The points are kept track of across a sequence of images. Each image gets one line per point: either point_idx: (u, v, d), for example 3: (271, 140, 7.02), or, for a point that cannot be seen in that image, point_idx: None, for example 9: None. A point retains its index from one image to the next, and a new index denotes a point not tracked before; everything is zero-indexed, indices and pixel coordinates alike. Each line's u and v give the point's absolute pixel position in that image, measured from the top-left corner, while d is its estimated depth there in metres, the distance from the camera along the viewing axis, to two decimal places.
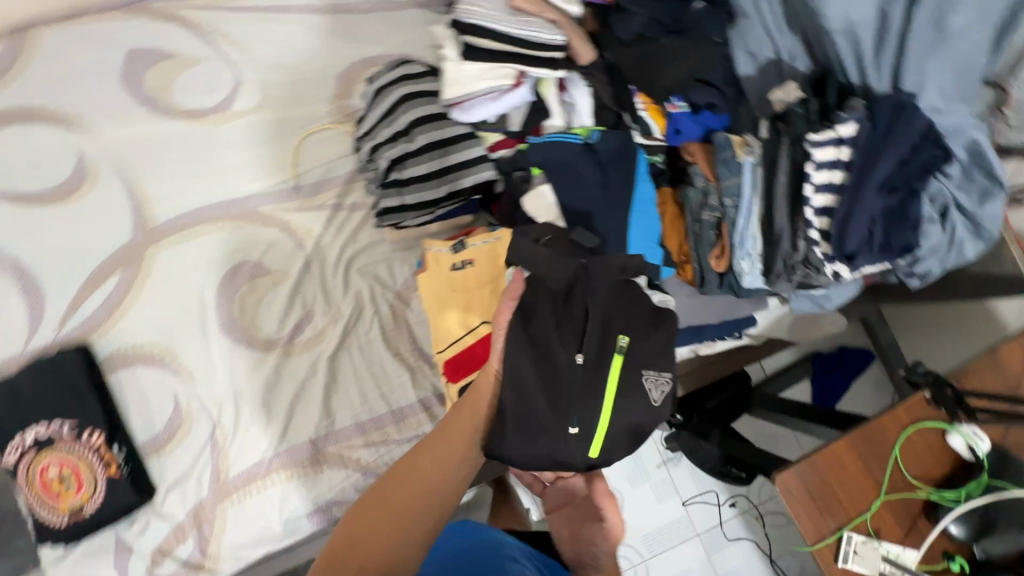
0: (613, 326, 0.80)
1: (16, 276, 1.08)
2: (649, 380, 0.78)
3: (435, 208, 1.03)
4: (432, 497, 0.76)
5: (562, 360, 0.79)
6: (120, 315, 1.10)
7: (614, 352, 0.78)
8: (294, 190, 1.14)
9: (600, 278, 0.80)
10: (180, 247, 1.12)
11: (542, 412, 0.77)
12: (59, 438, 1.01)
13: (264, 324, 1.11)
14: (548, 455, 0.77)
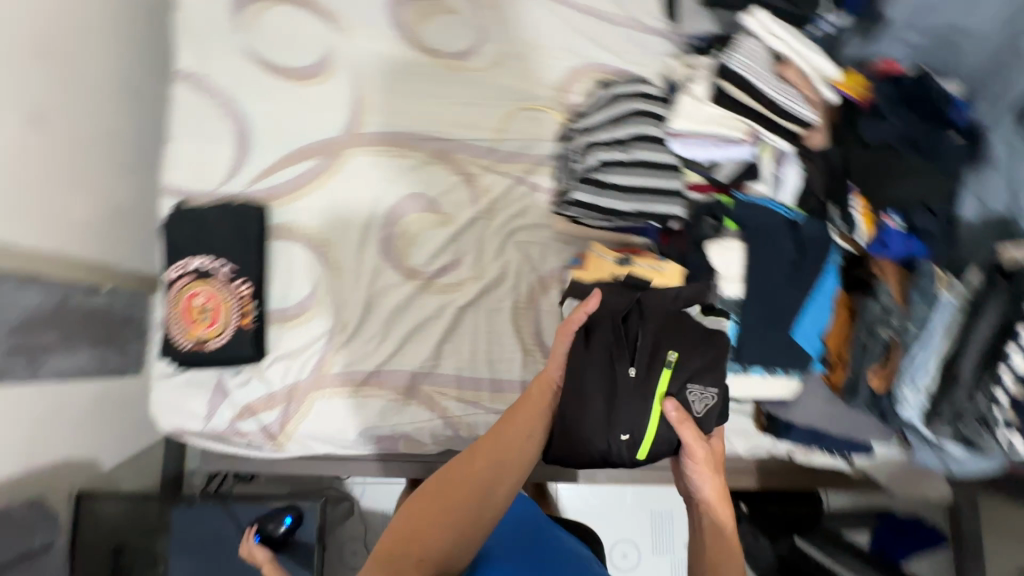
0: (660, 343, 0.82)
1: (236, 127, 1.20)
2: (695, 393, 0.80)
3: (615, 218, 1.06)
4: (471, 509, 0.70)
5: (616, 378, 0.80)
6: (301, 195, 1.19)
7: (663, 367, 0.80)
8: (489, 151, 1.22)
9: (656, 310, 0.87)
10: (374, 159, 1.21)
11: (595, 419, 0.79)
12: (217, 275, 1.12)
13: (415, 255, 1.18)
14: (599, 456, 0.79)
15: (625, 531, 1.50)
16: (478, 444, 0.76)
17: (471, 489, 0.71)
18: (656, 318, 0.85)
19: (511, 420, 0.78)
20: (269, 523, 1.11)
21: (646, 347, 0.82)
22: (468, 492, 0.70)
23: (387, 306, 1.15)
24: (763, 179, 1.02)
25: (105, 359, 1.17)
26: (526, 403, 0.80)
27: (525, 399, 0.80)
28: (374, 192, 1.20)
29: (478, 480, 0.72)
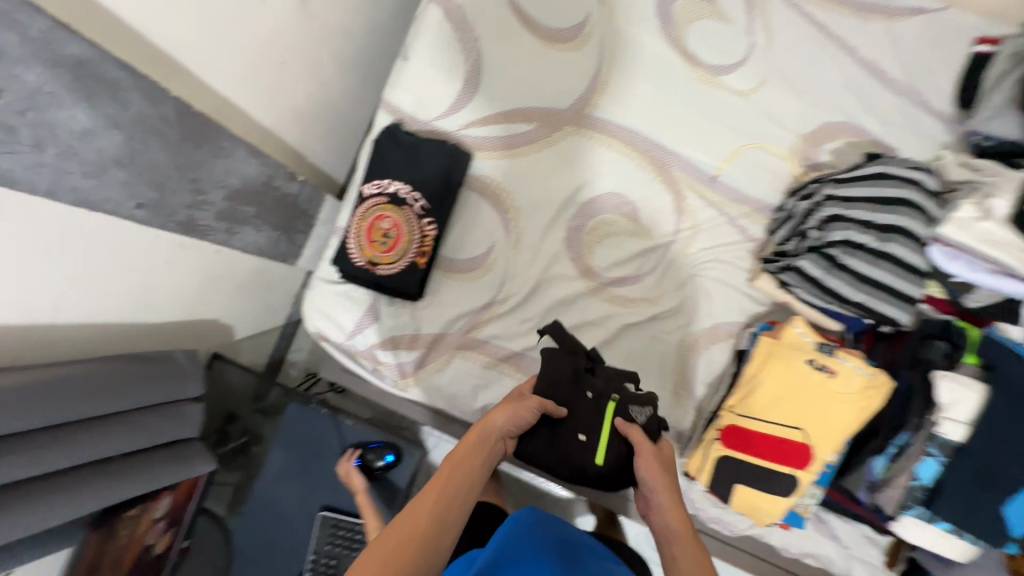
0: (610, 381, 0.98)
1: (468, 63, 1.15)
2: (636, 411, 0.94)
3: (834, 301, 0.96)
4: (423, 548, 0.66)
5: (578, 402, 0.95)
6: (507, 154, 1.16)
7: (609, 399, 0.95)
8: (710, 178, 1.13)
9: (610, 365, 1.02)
10: (591, 145, 1.15)
11: (552, 425, 0.95)
12: (409, 207, 1.10)
13: (598, 256, 1.14)
14: (560, 456, 0.94)
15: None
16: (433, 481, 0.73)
17: (434, 526, 0.68)
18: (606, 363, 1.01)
19: (461, 452, 0.78)
20: (370, 452, 1.13)
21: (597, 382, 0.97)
22: (429, 535, 0.67)
23: (551, 294, 1.14)
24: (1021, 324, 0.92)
25: (276, 243, 1.20)
26: (473, 443, 0.79)
27: (475, 438, 0.80)
28: (577, 177, 1.15)
29: (437, 517, 0.69)
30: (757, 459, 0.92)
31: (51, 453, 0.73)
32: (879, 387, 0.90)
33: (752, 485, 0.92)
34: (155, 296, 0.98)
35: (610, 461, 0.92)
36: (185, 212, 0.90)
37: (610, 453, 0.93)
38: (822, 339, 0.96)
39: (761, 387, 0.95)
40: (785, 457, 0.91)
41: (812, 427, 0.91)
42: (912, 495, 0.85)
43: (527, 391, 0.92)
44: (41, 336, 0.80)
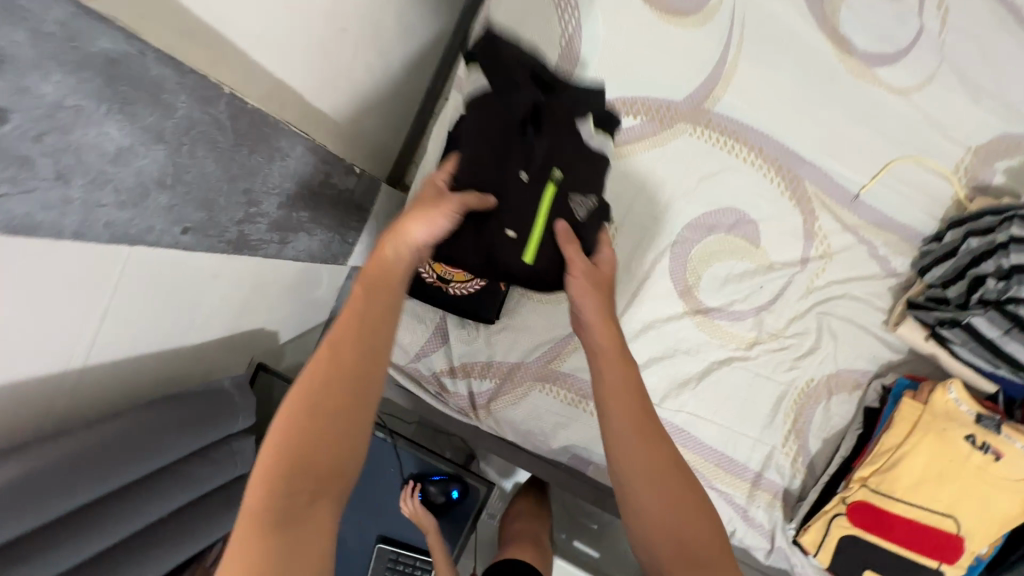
0: (553, 154, 0.70)
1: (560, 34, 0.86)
2: (575, 201, 0.71)
3: (1006, 366, 0.82)
4: (339, 423, 0.54)
5: (504, 185, 0.68)
6: (609, 154, 0.97)
7: (548, 179, 0.68)
8: (850, 197, 0.93)
9: (556, 115, 0.71)
10: (708, 147, 0.95)
11: (474, 224, 0.69)
12: None
13: (706, 283, 0.96)
14: (483, 253, 0.70)
15: None
16: (333, 336, 0.56)
17: (341, 399, 0.54)
18: (561, 130, 0.71)
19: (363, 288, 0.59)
20: (433, 485, 1.02)
21: (535, 157, 0.69)
22: (344, 397, 0.54)
23: (645, 323, 0.97)
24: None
25: (329, 245, 1.04)
26: (377, 270, 0.60)
27: (374, 269, 0.60)
28: (687, 185, 0.96)
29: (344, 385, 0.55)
30: (892, 545, 0.81)
31: (61, 544, 0.61)
32: None
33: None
34: (197, 316, 0.84)
35: (543, 262, 0.68)
36: (236, 228, 0.74)
37: (542, 256, 0.68)
38: (983, 409, 0.81)
39: (906, 466, 0.81)
40: (928, 548, 0.80)
41: (967, 518, 0.79)
42: None
43: (437, 186, 0.65)
44: (70, 395, 0.67)
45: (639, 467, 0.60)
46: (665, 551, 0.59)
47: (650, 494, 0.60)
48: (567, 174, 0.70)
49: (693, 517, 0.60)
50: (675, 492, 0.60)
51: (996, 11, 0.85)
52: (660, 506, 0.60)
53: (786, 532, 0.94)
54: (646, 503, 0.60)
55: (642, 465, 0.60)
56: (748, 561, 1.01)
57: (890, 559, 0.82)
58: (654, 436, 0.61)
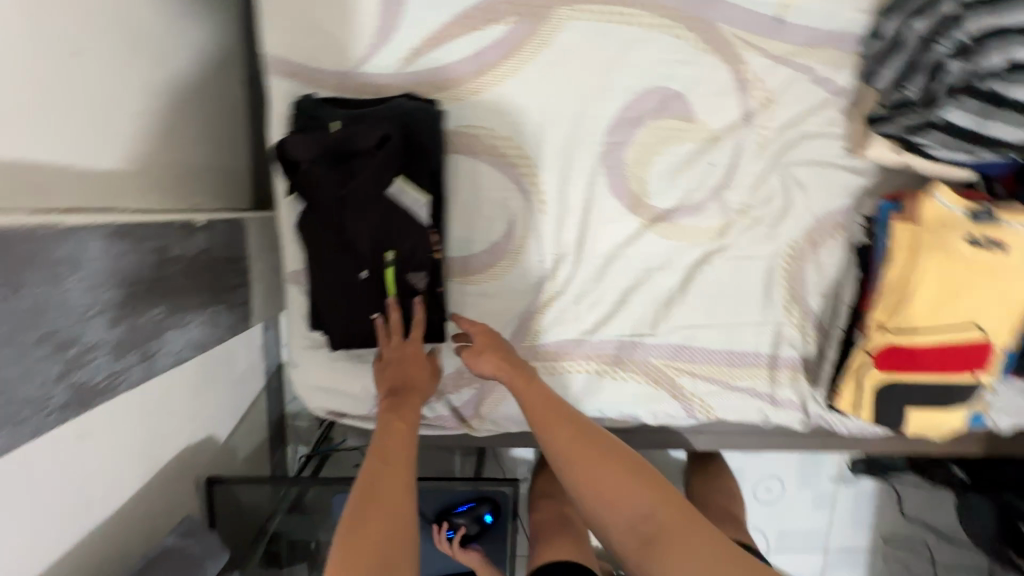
0: (378, 241, 0.73)
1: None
2: (412, 277, 0.75)
3: (988, 150, 0.74)
4: (382, 527, 0.58)
5: (347, 281, 0.75)
6: (492, 79, 0.78)
7: (384, 266, 0.74)
8: (771, 22, 0.79)
9: (364, 192, 0.71)
10: (596, 27, 0.77)
11: (341, 320, 0.77)
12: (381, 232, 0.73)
13: (653, 183, 0.83)
14: (358, 342, 0.78)
15: (767, 473, 1.42)
16: (377, 454, 0.64)
17: (392, 498, 0.61)
18: (375, 208, 0.72)
19: (405, 415, 0.69)
20: (461, 516, 0.94)
21: (362, 254, 0.73)
22: (380, 504, 0.60)
23: (606, 254, 0.85)
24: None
25: (217, 321, 0.83)
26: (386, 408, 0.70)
27: (406, 404, 0.71)
28: (593, 81, 0.79)
29: (386, 488, 0.61)
30: (922, 376, 0.78)
31: None
32: None
33: (926, 406, 0.79)
34: (91, 487, 0.66)
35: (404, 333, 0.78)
36: (61, 384, 0.53)
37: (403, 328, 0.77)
38: (972, 205, 0.75)
39: (920, 295, 0.75)
40: (957, 365, 0.77)
41: (989, 322, 0.75)
42: None
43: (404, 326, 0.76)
44: None
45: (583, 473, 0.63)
46: (635, 540, 0.61)
47: (604, 497, 0.62)
48: (400, 252, 0.74)
49: (648, 496, 0.62)
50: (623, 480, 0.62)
51: None
52: (618, 502, 0.62)
53: (818, 399, 0.90)
54: (605, 506, 0.62)
55: (590, 468, 0.63)
56: (789, 435, 0.98)
57: (925, 390, 0.79)
58: (593, 438, 0.65)
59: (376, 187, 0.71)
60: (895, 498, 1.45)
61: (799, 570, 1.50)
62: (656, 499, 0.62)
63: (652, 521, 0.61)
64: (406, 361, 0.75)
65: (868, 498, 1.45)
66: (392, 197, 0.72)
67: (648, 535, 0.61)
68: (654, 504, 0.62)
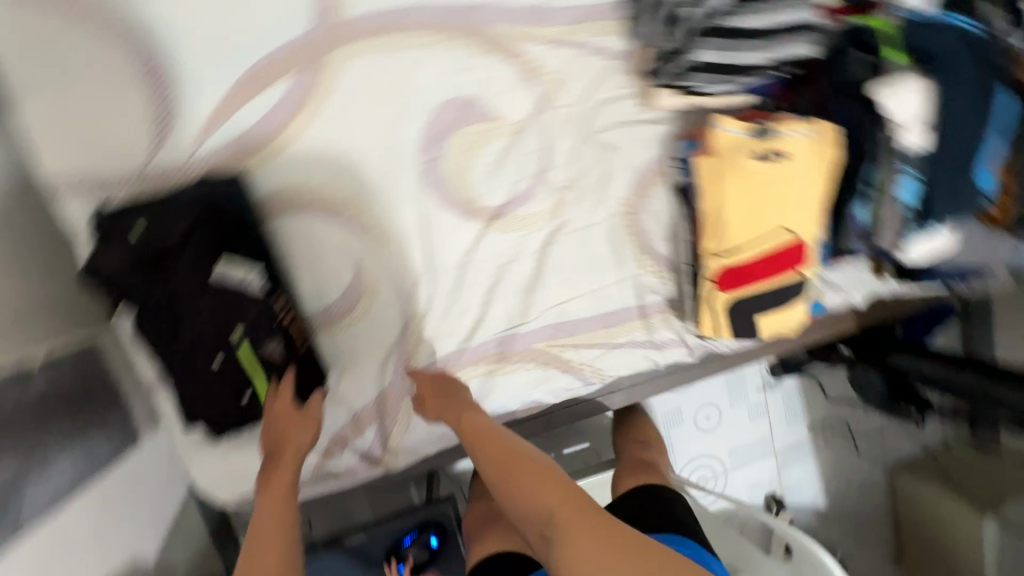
0: (220, 325, 0.72)
1: (139, 60, 0.74)
2: (268, 347, 0.76)
3: (741, 74, 0.85)
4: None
5: (197, 372, 0.74)
6: (291, 134, 0.80)
7: (235, 347, 0.74)
8: (534, 10, 0.84)
9: (189, 281, 0.71)
10: (375, 59, 0.81)
11: (213, 407, 0.77)
12: (221, 316, 0.72)
13: (478, 186, 0.87)
14: (239, 419, 0.78)
15: (699, 403, 1.53)
16: (258, 518, 0.70)
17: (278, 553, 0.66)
18: (206, 294, 0.71)
19: (282, 474, 0.75)
20: (408, 547, 0.95)
21: (208, 343, 0.72)
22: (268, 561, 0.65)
23: (459, 264, 0.88)
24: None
25: (93, 449, 0.81)
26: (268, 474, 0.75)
27: (279, 464, 0.77)
28: (390, 110, 0.82)
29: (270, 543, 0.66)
30: (760, 284, 0.85)
31: None
32: (829, 138, 0.81)
33: (772, 311, 0.86)
34: None
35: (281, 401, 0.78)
36: None
37: (278, 394, 0.78)
38: (753, 124, 0.82)
39: (732, 215, 0.82)
40: (785, 266, 0.84)
41: (797, 221, 0.83)
42: (909, 225, 0.82)
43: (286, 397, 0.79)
44: None
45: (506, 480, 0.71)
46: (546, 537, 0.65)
47: (522, 496, 0.69)
48: (247, 329, 0.74)
49: (554, 494, 0.67)
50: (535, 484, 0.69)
51: None
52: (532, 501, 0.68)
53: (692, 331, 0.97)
54: (524, 505, 0.68)
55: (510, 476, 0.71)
56: (684, 371, 1.05)
57: (769, 295, 0.86)
58: (517, 452, 0.74)
59: (205, 272, 0.71)
60: (815, 388, 1.60)
61: (757, 480, 1.62)
62: (556, 499, 0.66)
63: (551, 519, 0.65)
64: (282, 425, 0.79)
65: (792, 395, 1.59)
66: (221, 279, 0.72)
67: (551, 526, 0.65)
68: (553, 503, 0.66)
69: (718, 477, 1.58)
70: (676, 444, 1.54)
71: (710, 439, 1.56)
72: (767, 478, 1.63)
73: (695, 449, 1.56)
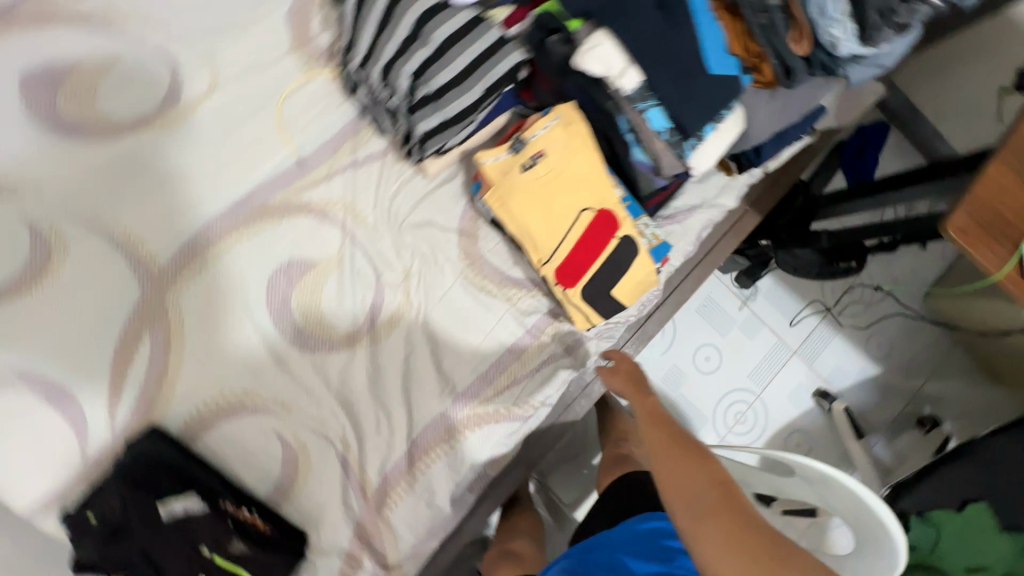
0: (187, 549, 0.86)
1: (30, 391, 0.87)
2: (234, 543, 0.87)
3: (477, 111, 0.89)
4: None
5: None
6: (174, 372, 0.93)
7: (210, 558, 0.86)
8: (299, 164, 0.97)
9: (146, 534, 0.84)
10: (204, 278, 0.94)
11: None
12: (186, 540, 0.86)
13: (336, 320, 0.97)
14: None
15: (689, 349, 1.52)
16: None
17: None
18: (166, 533, 0.85)
19: None
20: None
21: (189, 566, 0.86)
22: None
23: (358, 388, 0.97)
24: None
25: None
26: None
27: None
28: (235, 305, 0.95)
29: None
30: (593, 264, 0.88)
31: None
32: (571, 118, 0.87)
33: (619, 279, 0.88)
34: None
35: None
36: None
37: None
38: (507, 144, 0.90)
39: (532, 225, 0.88)
40: (604, 238, 0.87)
41: (589, 197, 0.87)
42: (674, 143, 0.83)
43: None
44: None
45: (666, 461, 0.81)
46: (692, 508, 0.72)
47: (677, 472, 0.78)
48: (209, 540, 0.86)
49: (704, 481, 0.74)
50: (690, 467, 0.78)
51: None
52: (687, 477, 0.76)
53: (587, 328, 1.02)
54: (670, 479, 0.77)
55: (669, 456, 0.81)
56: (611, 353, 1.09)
57: (609, 268, 0.88)
58: (686, 442, 0.83)
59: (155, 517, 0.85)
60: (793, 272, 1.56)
61: (797, 386, 1.56)
62: (705, 485, 0.74)
63: (695, 497, 0.73)
64: None
65: (775, 291, 1.56)
66: (169, 516, 0.86)
67: (692, 500, 0.73)
68: (701, 487, 0.74)
69: (756, 404, 1.54)
70: (694, 397, 1.52)
71: (724, 376, 1.54)
72: (805, 378, 1.56)
73: (715, 391, 1.53)
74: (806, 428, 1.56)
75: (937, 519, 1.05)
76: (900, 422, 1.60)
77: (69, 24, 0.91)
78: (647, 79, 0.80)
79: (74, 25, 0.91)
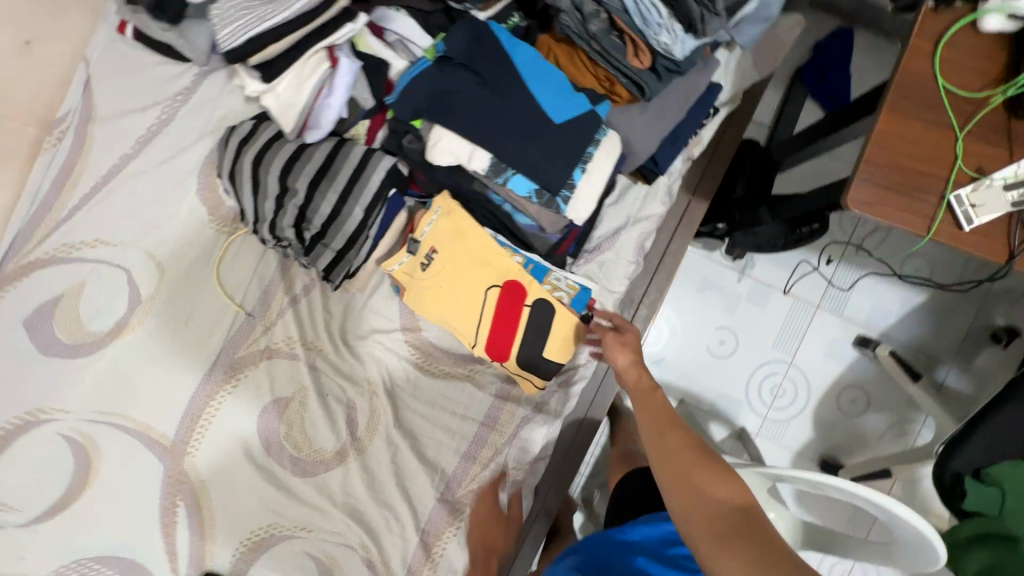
0: None
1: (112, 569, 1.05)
2: None
3: (369, 226, 0.92)
4: None
5: None
6: (210, 525, 1.06)
7: None
8: (249, 316, 1.06)
9: None
10: (207, 439, 1.06)
11: None
12: None
13: (323, 441, 1.06)
14: None
15: (700, 339, 1.45)
16: None
17: None
18: None
19: None
20: None
21: None
22: None
23: (361, 496, 1.05)
24: (357, 16, 0.83)
25: None
26: None
27: None
28: (239, 454, 1.06)
29: None
30: (519, 336, 0.88)
31: None
32: (450, 207, 0.88)
33: (547, 342, 0.88)
34: None
35: None
36: None
37: None
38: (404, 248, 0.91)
39: (450, 317, 0.90)
40: (518, 307, 0.88)
41: (492, 273, 0.88)
42: (546, 203, 0.82)
43: None
44: None
45: (678, 469, 0.70)
46: (715, 535, 0.63)
47: (692, 483, 0.68)
48: None
49: (724, 500, 0.66)
50: (707, 478, 0.68)
51: (110, 214, 1.08)
52: (703, 490, 0.67)
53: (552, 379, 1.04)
54: (682, 496, 0.68)
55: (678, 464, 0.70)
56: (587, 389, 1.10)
57: (534, 335, 0.88)
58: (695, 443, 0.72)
59: None
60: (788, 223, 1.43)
61: (834, 339, 1.43)
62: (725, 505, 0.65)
63: (716, 519, 0.64)
64: None
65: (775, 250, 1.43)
66: None
67: (713, 523, 0.64)
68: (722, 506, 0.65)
69: (791, 372, 1.44)
70: (720, 384, 1.45)
71: (747, 353, 1.45)
72: (840, 329, 1.43)
73: (742, 371, 1.45)
74: (856, 381, 1.43)
75: (1001, 478, 0.92)
76: (971, 342, 1.40)
77: (44, 267, 1.08)
78: (495, 154, 0.79)
79: (48, 266, 1.08)
